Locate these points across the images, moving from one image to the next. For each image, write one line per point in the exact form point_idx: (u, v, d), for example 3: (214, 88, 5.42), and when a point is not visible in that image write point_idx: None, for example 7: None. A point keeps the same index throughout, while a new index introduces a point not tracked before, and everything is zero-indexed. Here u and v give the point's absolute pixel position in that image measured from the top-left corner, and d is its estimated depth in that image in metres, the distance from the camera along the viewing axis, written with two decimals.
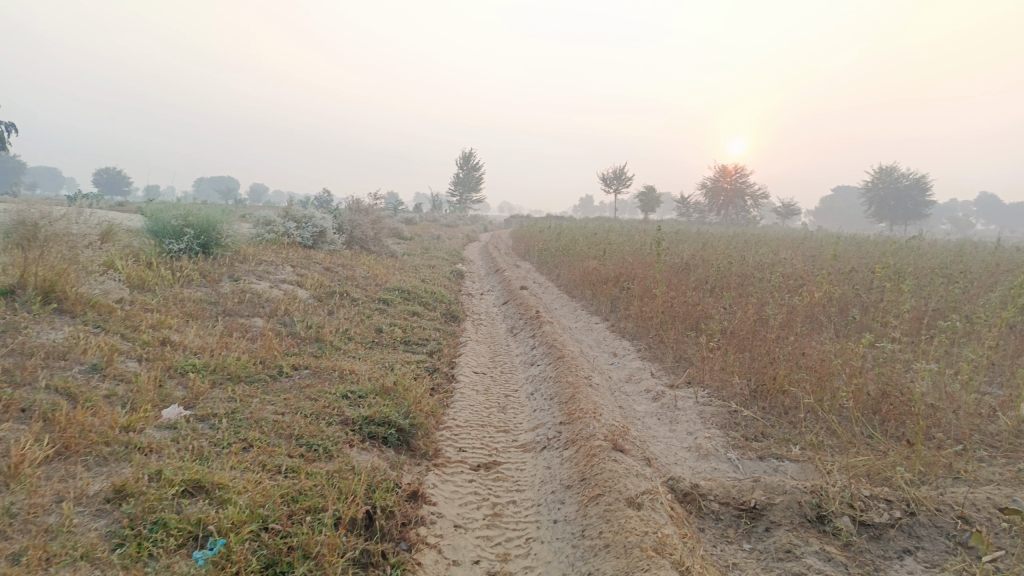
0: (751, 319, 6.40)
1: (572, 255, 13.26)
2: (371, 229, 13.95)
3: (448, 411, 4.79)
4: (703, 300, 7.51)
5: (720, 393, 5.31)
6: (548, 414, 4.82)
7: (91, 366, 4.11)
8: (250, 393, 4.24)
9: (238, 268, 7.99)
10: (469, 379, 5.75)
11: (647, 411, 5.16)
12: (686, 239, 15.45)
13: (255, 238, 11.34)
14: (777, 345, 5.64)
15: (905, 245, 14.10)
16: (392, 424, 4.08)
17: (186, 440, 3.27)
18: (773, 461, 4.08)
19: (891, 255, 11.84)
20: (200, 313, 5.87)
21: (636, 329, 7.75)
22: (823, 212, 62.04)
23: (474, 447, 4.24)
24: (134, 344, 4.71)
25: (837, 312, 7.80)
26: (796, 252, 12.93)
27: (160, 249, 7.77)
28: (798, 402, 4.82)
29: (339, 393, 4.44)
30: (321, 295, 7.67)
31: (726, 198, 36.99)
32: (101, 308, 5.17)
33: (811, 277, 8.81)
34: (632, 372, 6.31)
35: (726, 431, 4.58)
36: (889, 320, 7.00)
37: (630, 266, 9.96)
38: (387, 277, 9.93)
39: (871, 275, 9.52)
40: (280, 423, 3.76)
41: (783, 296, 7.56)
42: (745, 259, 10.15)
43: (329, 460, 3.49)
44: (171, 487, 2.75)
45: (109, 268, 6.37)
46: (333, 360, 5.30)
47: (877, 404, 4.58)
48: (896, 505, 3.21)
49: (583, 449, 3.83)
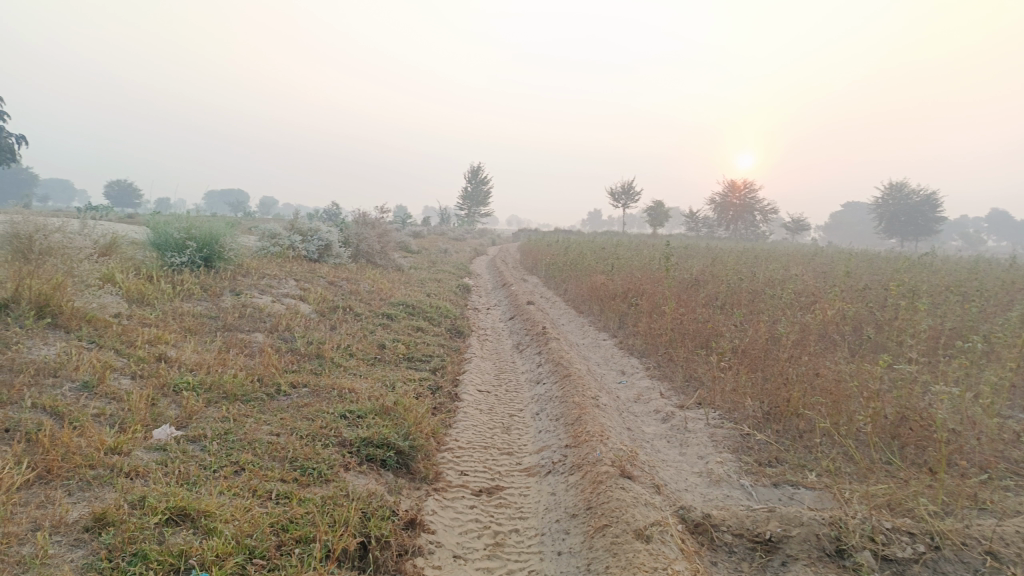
0: (763, 338, 6.23)
1: (579, 270, 13.11)
2: (377, 242, 13.86)
3: (450, 432, 4.64)
4: (713, 317, 7.35)
5: (732, 415, 5.14)
6: (553, 436, 4.66)
7: (82, 384, 3.99)
8: (245, 412, 4.10)
9: (241, 281, 7.89)
10: (472, 398, 5.60)
11: (656, 433, 4.99)
12: (695, 254, 15.31)
13: (260, 251, 11.26)
14: (790, 365, 5.48)
15: (917, 262, 13.91)
16: (391, 446, 3.93)
17: (174, 464, 3.13)
18: (789, 488, 3.91)
19: (904, 272, 11.65)
20: (200, 328, 5.76)
21: (644, 347, 7.59)
22: (833, 227, 61.70)
23: (476, 470, 4.08)
24: (128, 360, 4.59)
25: (850, 331, 7.61)
26: (807, 268, 12.75)
27: (162, 262, 7.69)
28: (813, 425, 4.64)
29: (338, 413, 4.30)
30: (324, 309, 7.55)
31: (734, 213, 36.84)
32: (97, 323, 5.07)
33: (823, 294, 8.64)
34: (640, 391, 6.15)
35: (738, 455, 4.41)
36: (905, 340, 6.82)
37: (638, 281, 9.81)
38: (392, 291, 9.82)
39: (884, 292, 9.34)
40: (275, 445, 3.62)
41: (795, 314, 7.39)
42: (756, 275, 9.99)
43: (324, 485, 3.34)
44: (154, 515, 2.61)
45: (108, 281, 6.28)
46: (333, 378, 5.17)
47: (896, 429, 4.40)
48: (921, 540, 3.03)
49: (590, 475, 3.67)
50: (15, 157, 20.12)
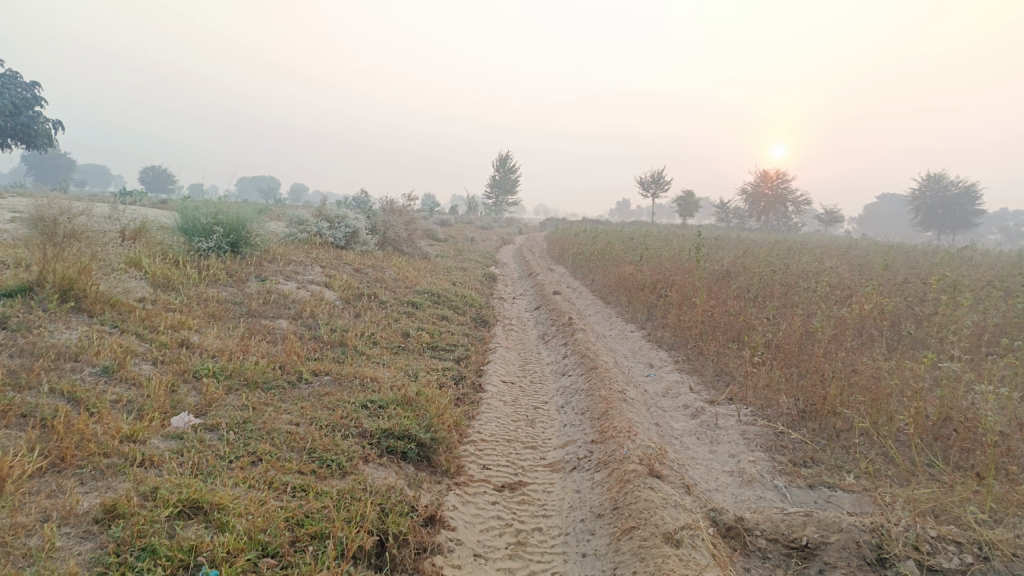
0: (798, 333, 6.02)
1: (607, 261, 12.92)
2: (404, 230, 13.80)
3: (473, 425, 4.54)
4: (745, 310, 7.14)
5: (765, 412, 4.95)
6: (578, 430, 4.53)
7: (102, 369, 3.96)
8: (265, 401, 4.03)
9: (267, 268, 7.86)
10: (496, 389, 5.49)
11: (686, 429, 4.83)
12: (726, 245, 15.02)
13: (287, 237, 11.25)
14: (827, 362, 5.27)
15: (958, 256, 13.47)
16: (412, 438, 3.83)
17: (190, 454, 3.06)
18: (826, 491, 3.74)
19: (944, 266, 11.27)
20: (224, 313, 5.71)
21: (673, 339, 7.41)
22: (867, 219, 60.47)
23: (499, 464, 3.97)
24: (150, 346, 4.55)
25: (888, 326, 7.34)
26: (841, 261, 12.42)
27: (189, 248, 7.68)
28: (851, 424, 4.43)
29: (359, 403, 4.21)
30: (349, 296, 7.48)
31: (766, 204, 36.22)
32: (121, 307, 5.04)
33: (860, 288, 8.36)
34: (669, 385, 5.98)
35: (772, 454, 4.24)
36: (946, 335, 6.55)
37: (668, 272, 9.61)
38: (418, 279, 9.74)
39: (923, 287, 9.02)
40: (294, 435, 3.53)
41: (831, 308, 7.15)
42: (789, 267, 9.72)
43: (342, 478, 3.25)
44: (165, 508, 2.53)
45: (134, 266, 6.27)
46: (355, 366, 5.08)
47: (940, 430, 4.19)
48: (968, 550, 2.85)
49: (616, 473, 3.54)
50: (51, 141, 20.47)
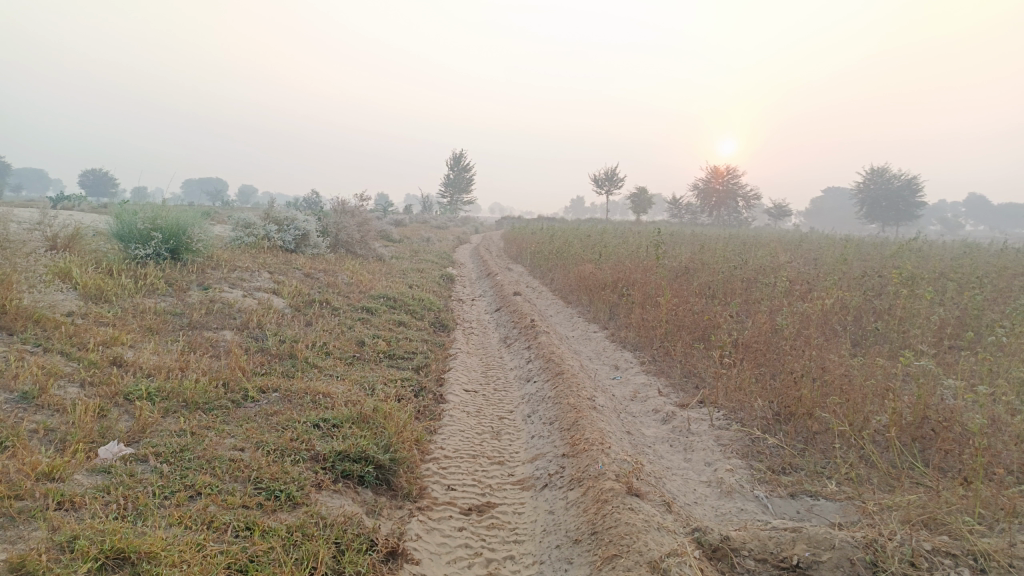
0: (765, 330, 5.88)
1: (565, 259, 12.72)
2: (357, 231, 13.38)
3: (435, 440, 4.26)
4: (710, 308, 6.99)
5: (738, 415, 4.78)
6: (548, 442, 4.29)
7: (21, 395, 3.55)
8: (207, 424, 3.68)
9: (210, 275, 7.42)
10: (458, 399, 5.21)
11: (658, 437, 4.64)
12: (682, 241, 15.00)
13: (233, 241, 10.76)
14: (797, 361, 5.13)
15: (908, 247, 13.66)
16: (369, 460, 3.53)
17: (118, 492, 2.71)
18: (808, 500, 3.59)
19: (897, 258, 11.38)
20: (162, 326, 5.30)
21: (637, 339, 7.23)
22: (813, 213, 61.89)
23: (465, 484, 3.71)
24: (78, 366, 4.14)
25: (851, 321, 7.28)
26: (796, 255, 12.44)
27: (126, 255, 7.20)
28: (828, 427, 4.29)
29: (310, 423, 3.89)
30: (299, 303, 7.10)
31: (717, 199, 36.67)
32: (46, 323, 4.60)
33: (819, 283, 8.32)
34: (637, 388, 5.79)
35: (749, 461, 4.06)
36: (909, 330, 6.51)
37: (628, 270, 9.44)
38: (373, 283, 9.38)
39: (880, 281, 9.03)
40: (237, 463, 3.20)
41: (794, 303, 7.05)
42: (748, 263, 9.66)
43: (292, 511, 2.94)
44: (84, 562, 2.19)
45: (63, 275, 5.79)
46: (307, 381, 4.75)
47: (918, 431, 4.07)
48: (964, 562, 2.67)
49: (593, 492, 3.31)
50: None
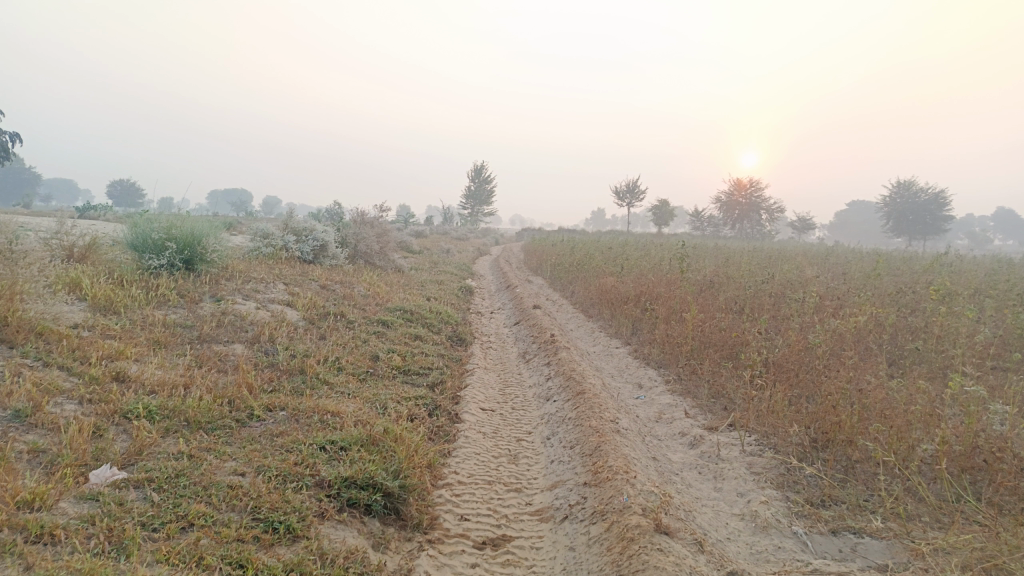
0: (798, 348, 5.58)
1: (586, 272, 12.45)
2: (376, 242, 13.22)
3: (448, 464, 4.03)
4: (737, 325, 6.69)
5: (771, 441, 4.50)
6: (568, 469, 4.03)
7: (13, 414, 3.37)
8: (209, 446, 3.49)
9: (223, 286, 7.27)
10: (474, 418, 4.98)
11: (685, 463, 4.37)
12: (706, 254, 14.67)
13: (251, 252, 10.64)
14: (833, 382, 4.83)
15: (941, 260, 13.20)
16: (377, 487, 3.29)
17: (103, 523, 2.49)
18: (851, 537, 3.32)
19: (930, 273, 10.96)
20: (170, 339, 5.13)
21: (661, 356, 6.96)
22: (839, 226, 60.95)
23: (479, 514, 3.47)
24: (78, 381, 3.96)
25: (885, 339, 6.94)
26: (825, 270, 12.07)
27: (140, 266, 7.08)
28: (870, 456, 3.99)
29: (316, 445, 3.67)
30: (313, 316, 6.93)
31: (740, 212, 36.20)
32: (49, 336, 4.44)
33: (851, 299, 7.97)
34: (662, 409, 5.52)
35: (785, 493, 3.78)
36: (950, 349, 6.15)
37: (651, 283, 9.15)
38: (390, 295, 9.21)
39: (914, 297, 8.65)
40: (235, 490, 2.99)
41: (827, 320, 6.72)
42: (775, 277, 9.32)
43: (291, 546, 2.73)
44: None
45: (72, 287, 5.67)
46: (317, 398, 4.54)
47: (968, 461, 3.76)
48: None
49: (617, 529, 3.06)
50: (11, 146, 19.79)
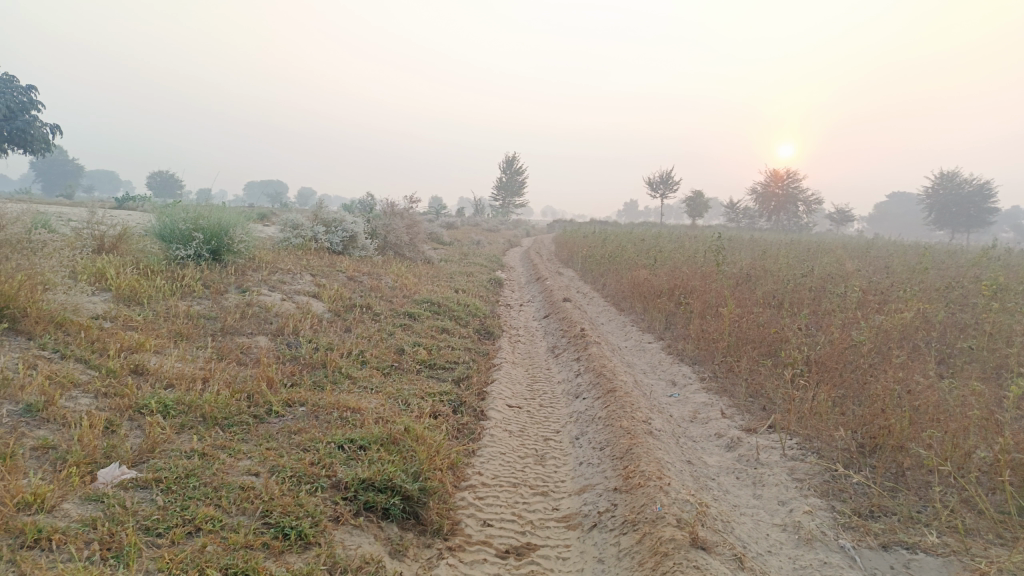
0: (842, 345, 5.29)
1: (618, 265, 12.18)
2: (406, 233, 13.10)
3: (472, 465, 3.85)
4: (777, 320, 6.40)
5: (814, 445, 4.24)
6: (598, 472, 3.83)
7: (25, 408, 3.27)
8: (224, 443, 3.36)
9: (250, 277, 7.19)
10: (500, 416, 4.80)
11: (722, 467, 4.14)
12: (743, 246, 14.26)
13: (281, 243, 10.60)
14: (881, 383, 4.54)
15: (991, 253, 12.64)
16: (395, 490, 3.13)
17: (104, 528, 2.37)
18: (903, 552, 3.06)
19: (980, 268, 10.47)
20: (192, 331, 5.04)
21: (695, 352, 6.72)
22: (879, 218, 59.43)
23: (503, 519, 3.29)
24: (95, 374, 3.88)
25: (934, 337, 6.59)
26: (868, 264, 11.64)
27: (167, 256, 7.03)
28: (922, 464, 3.72)
29: (335, 444, 3.53)
30: (338, 308, 6.81)
31: (777, 203, 35.38)
32: (69, 327, 4.37)
33: (897, 294, 7.60)
34: (696, 409, 5.28)
35: (830, 502, 3.54)
36: (1005, 347, 5.79)
37: (685, 276, 8.87)
38: (418, 287, 9.07)
39: (964, 292, 8.23)
40: (247, 492, 2.85)
41: (872, 315, 6.39)
42: (815, 270, 8.96)
43: (302, 553, 2.57)
44: None
45: (97, 277, 5.62)
46: (338, 394, 4.40)
47: None
48: None
49: (650, 542, 2.86)
50: (53, 130, 20.14)
